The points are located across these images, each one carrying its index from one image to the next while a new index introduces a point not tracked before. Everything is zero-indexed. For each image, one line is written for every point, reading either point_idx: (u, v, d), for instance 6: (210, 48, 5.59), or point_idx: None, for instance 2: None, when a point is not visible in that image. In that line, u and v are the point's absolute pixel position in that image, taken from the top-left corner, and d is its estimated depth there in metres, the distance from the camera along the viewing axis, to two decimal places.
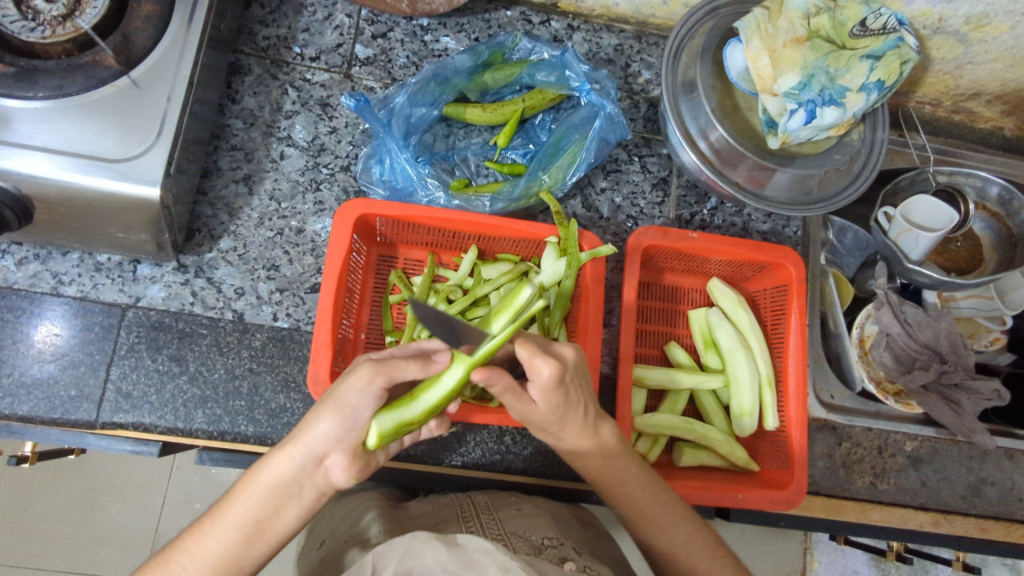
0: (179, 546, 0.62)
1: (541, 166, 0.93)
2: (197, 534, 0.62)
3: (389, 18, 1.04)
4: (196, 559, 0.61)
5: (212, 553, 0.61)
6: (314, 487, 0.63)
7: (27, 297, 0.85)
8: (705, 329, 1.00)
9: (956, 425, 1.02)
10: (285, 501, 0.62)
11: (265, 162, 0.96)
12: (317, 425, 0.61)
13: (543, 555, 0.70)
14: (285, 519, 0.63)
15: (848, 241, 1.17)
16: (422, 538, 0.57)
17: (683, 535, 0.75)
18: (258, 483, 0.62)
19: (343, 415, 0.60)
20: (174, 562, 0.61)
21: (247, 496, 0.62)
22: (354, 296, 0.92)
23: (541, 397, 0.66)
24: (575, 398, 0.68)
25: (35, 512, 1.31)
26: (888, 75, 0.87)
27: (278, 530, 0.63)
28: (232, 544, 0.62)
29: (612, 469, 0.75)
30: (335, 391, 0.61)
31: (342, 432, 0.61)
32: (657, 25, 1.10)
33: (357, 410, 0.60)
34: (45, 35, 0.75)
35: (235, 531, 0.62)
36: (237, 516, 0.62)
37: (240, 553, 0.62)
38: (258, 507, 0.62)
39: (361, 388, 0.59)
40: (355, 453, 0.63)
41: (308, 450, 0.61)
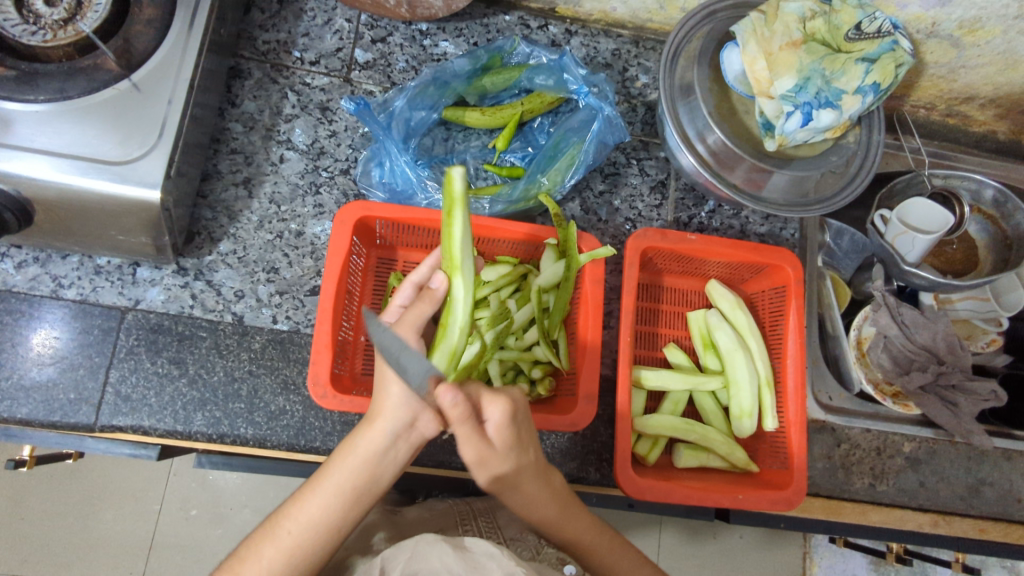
0: (283, 513, 0.63)
1: (540, 168, 0.94)
2: (299, 500, 0.63)
3: (389, 23, 1.05)
4: (299, 523, 0.62)
5: (316, 520, 0.62)
6: (410, 443, 0.66)
7: (26, 300, 0.85)
8: (705, 330, 1.00)
9: (953, 425, 1.02)
10: (386, 461, 0.65)
11: (265, 165, 0.96)
12: (392, 392, 0.65)
13: (542, 557, 0.73)
14: (383, 478, 0.65)
15: (845, 244, 1.18)
16: (428, 541, 0.57)
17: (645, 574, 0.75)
18: (353, 450, 0.64)
19: (409, 377, 0.64)
20: (280, 528, 0.62)
21: (347, 463, 0.64)
22: (354, 298, 0.92)
23: (496, 436, 0.64)
24: (526, 440, 0.67)
25: (32, 519, 1.30)
26: (883, 78, 0.87)
27: (374, 491, 0.65)
28: (332, 506, 0.62)
29: (570, 516, 0.72)
30: (389, 366, 0.66)
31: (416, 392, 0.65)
32: (654, 30, 1.12)
33: (417, 370, 0.65)
34: (45, 38, 0.75)
35: (333, 498, 0.63)
36: (339, 483, 0.63)
37: (339, 516, 0.63)
38: (356, 473, 0.64)
39: (400, 349, 0.65)
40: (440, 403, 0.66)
41: (392, 413, 0.65)
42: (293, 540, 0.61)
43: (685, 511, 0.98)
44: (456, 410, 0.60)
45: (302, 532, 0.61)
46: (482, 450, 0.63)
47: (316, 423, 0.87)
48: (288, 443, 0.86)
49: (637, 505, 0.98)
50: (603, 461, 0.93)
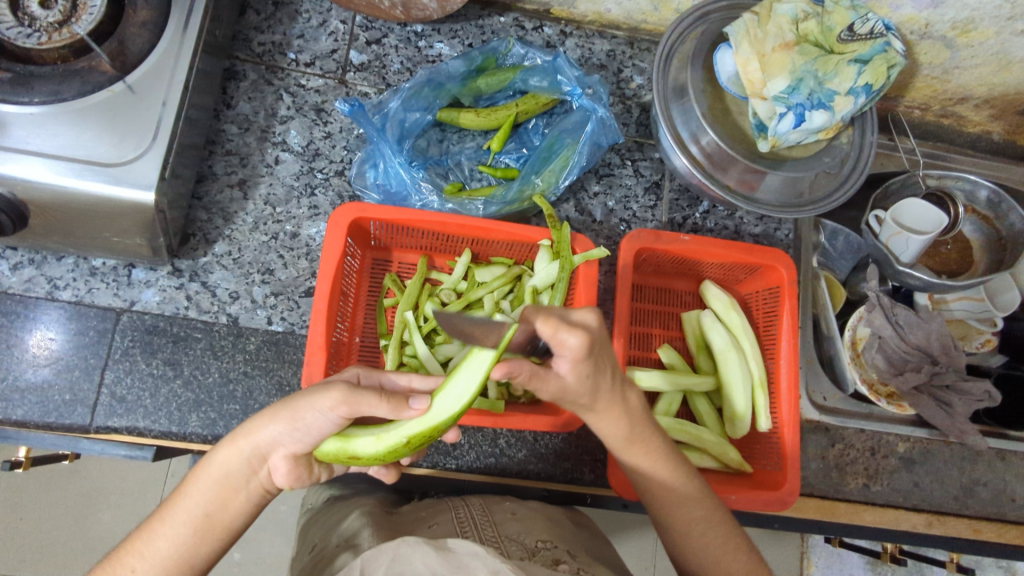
0: (130, 546, 0.62)
1: (534, 170, 0.94)
2: (150, 530, 0.63)
3: (384, 24, 1.05)
4: (148, 557, 0.61)
5: (163, 551, 0.62)
6: (260, 484, 0.65)
7: (22, 302, 0.85)
8: (698, 331, 1.01)
9: (948, 425, 1.03)
10: (235, 497, 0.64)
11: (260, 167, 0.96)
12: (268, 425, 0.62)
13: (537, 558, 0.69)
14: (233, 513, 0.64)
15: (840, 245, 1.18)
16: (410, 543, 0.58)
17: (701, 511, 0.73)
18: (208, 477, 0.63)
19: (296, 427, 0.61)
20: (125, 563, 0.61)
21: (199, 490, 0.63)
22: (348, 299, 0.92)
23: (570, 369, 0.61)
24: (605, 364, 0.65)
25: (29, 520, 1.30)
26: (875, 79, 0.88)
27: (228, 525, 0.65)
28: (181, 537, 0.62)
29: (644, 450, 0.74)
30: (292, 402, 0.61)
31: (290, 439, 0.62)
32: (648, 31, 1.12)
33: (310, 427, 0.61)
34: (41, 41, 0.76)
35: (185, 526, 0.63)
36: (188, 512, 0.63)
37: (191, 548, 0.63)
38: (209, 502, 0.63)
39: (323, 409, 0.59)
40: (300, 457, 0.64)
41: (254, 446, 0.63)
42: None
43: None
44: (518, 376, 0.63)
45: (150, 567, 0.61)
46: (559, 385, 0.64)
47: None
48: None
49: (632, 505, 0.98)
50: (597, 462, 0.94)
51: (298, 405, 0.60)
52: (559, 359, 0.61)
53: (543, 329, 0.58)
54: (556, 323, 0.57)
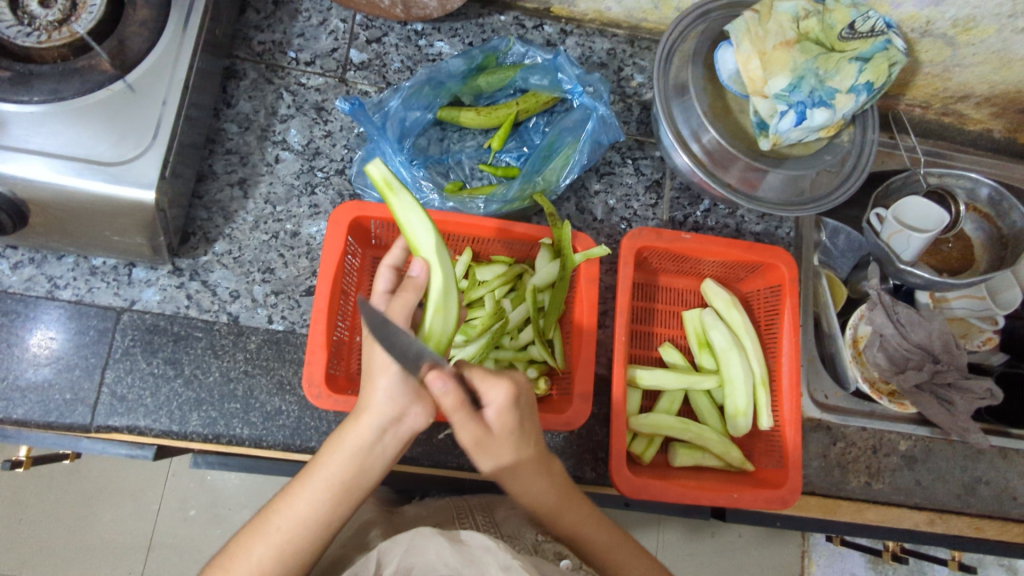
0: (273, 509, 0.61)
1: (534, 168, 0.94)
2: (290, 497, 0.61)
3: (384, 23, 1.05)
4: (289, 519, 0.60)
5: (306, 512, 0.60)
6: (397, 438, 0.64)
7: (22, 301, 0.85)
8: (700, 330, 1.00)
9: (950, 423, 1.02)
10: (371, 458, 0.62)
11: (260, 165, 0.96)
12: (376, 384, 0.63)
13: (541, 554, 0.70)
14: (373, 472, 0.63)
15: (840, 244, 1.18)
16: (425, 534, 0.57)
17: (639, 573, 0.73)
18: (341, 448, 0.62)
19: (393, 371, 0.62)
20: (269, 524, 0.60)
21: (336, 456, 0.62)
22: (349, 297, 0.92)
23: (496, 420, 0.63)
24: (526, 427, 0.67)
25: (30, 519, 1.30)
26: (877, 77, 0.88)
27: (364, 486, 0.63)
28: (322, 500, 0.61)
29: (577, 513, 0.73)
30: (378, 355, 0.63)
31: (398, 384, 0.62)
32: (648, 29, 1.12)
33: (401, 364, 0.62)
34: (41, 40, 0.75)
35: (325, 491, 0.61)
36: (326, 476, 0.61)
37: (329, 510, 0.61)
38: (343, 469, 0.61)
39: (388, 343, 0.63)
40: (426, 397, 0.64)
41: (377, 409, 0.62)
42: (281, 536, 0.59)
43: (681, 510, 0.98)
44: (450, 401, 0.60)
45: (291, 529, 0.60)
46: (479, 434, 0.63)
47: (312, 422, 0.87)
48: (283, 443, 0.86)
49: (634, 504, 0.98)
50: (598, 460, 0.93)
51: (376, 352, 0.64)
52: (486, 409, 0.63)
53: (472, 375, 0.63)
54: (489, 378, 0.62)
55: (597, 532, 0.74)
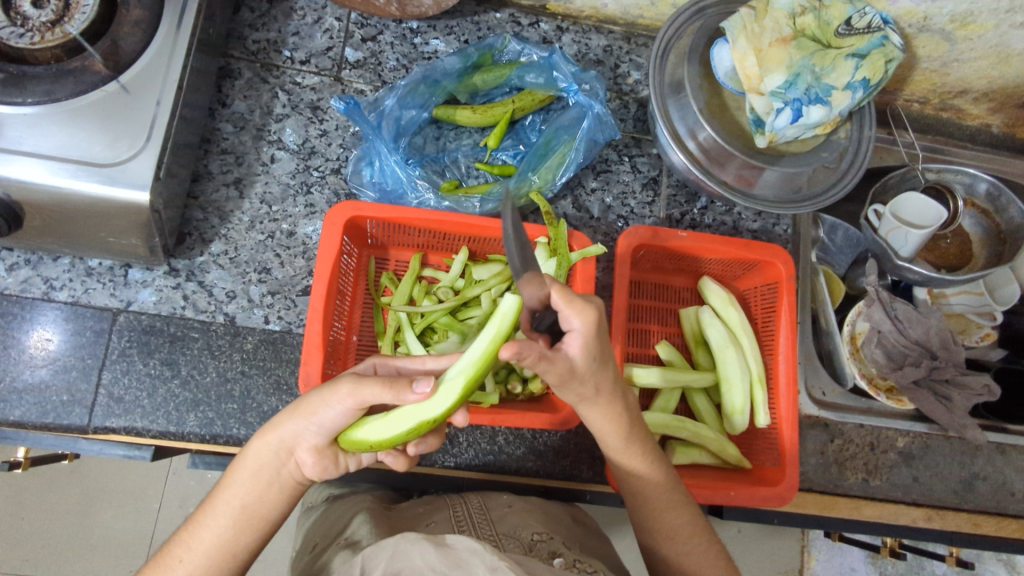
0: (177, 540, 0.64)
1: (531, 166, 0.94)
2: (193, 527, 0.64)
3: (379, 21, 1.04)
4: (192, 552, 0.63)
5: (208, 542, 0.63)
6: (288, 478, 0.66)
7: (19, 302, 0.85)
8: (697, 328, 1.00)
9: (947, 420, 1.02)
10: (268, 491, 0.65)
11: (256, 165, 0.96)
12: (289, 421, 0.63)
13: (534, 553, 0.69)
14: (270, 507, 0.65)
15: (839, 239, 1.17)
16: (411, 539, 0.57)
17: (688, 518, 0.75)
18: (242, 471, 0.64)
19: (311, 422, 0.62)
20: (173, 555, 0.63)
21: (235, 483, 0.64)
22: (345, 298, 0.92)
23: (581, 349, 0.62)
24: (607, 356, 0.66)
25: (30, 519, 1.31)
26: (873, 74, 0.87)
27: (267, 518, 0.66)
28: (224, 530, 0.64)
29: (660, 484, 0.75)
30: (310, 397, 0.62)
31: (308, 434, 0.63)
32: (645, 26, 1.11)
33: (323, 419, 0.61)
34: (34, 41, 0.75)
35: (228, 521, 0.64)
36: (228, 505, 0.64)
37: (233, 539, 0.64)
38: (247, 495, 0.64)
39: (329, 400, 0.60)
40: (322, 451, 0.65)
41: (279, 442, 0.64)
42: (184, 568, 0.62)
43: None
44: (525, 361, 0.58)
45: (196, 561, 0.62)
46: (567, 368, 0.62)
47: None
48: None
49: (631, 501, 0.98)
50: (596, 459, 0.93)
51: (311, 400, 0.61)
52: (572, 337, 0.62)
53: (558, 300, 0.61)
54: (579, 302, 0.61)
55: (663, 492, 0.75)
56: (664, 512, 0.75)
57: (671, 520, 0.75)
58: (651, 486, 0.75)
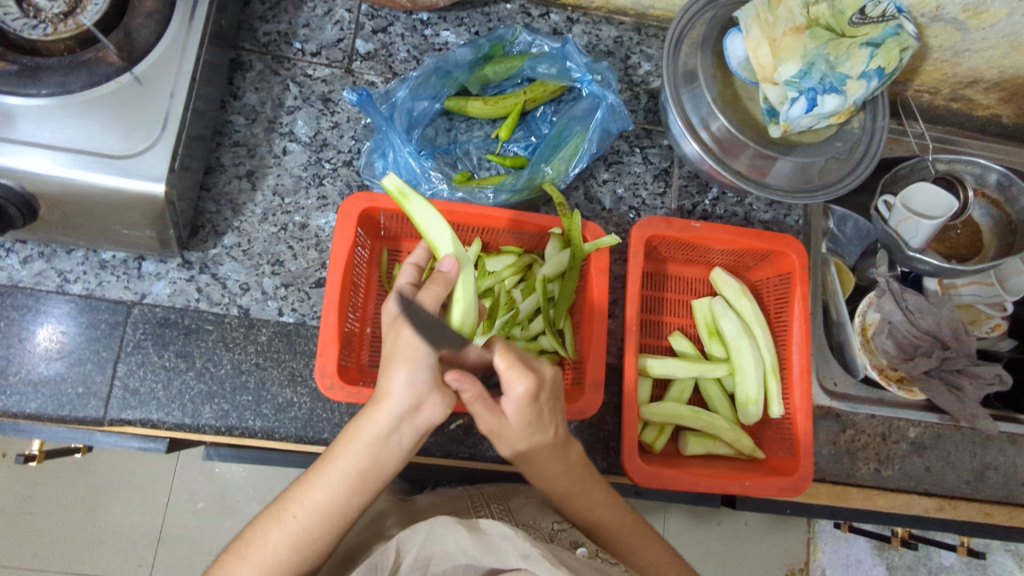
0: (291, 495, 0.64)
1: (543, 157, 0.93)
2: (304, 486, 0.64)
3: (389, 12, 1.04)
4: (306, 508, 0.63)
5: (320, 502, 0.63)
6: (415, 429, 0.63)
7: (33, 295, 0.85)
8: (709, 319, 1.00)
9: (959, 410, 1.03)
10: (388, 450, 0.63)
11: (268, 157, 0.96)
12: (394, 375, 0.62)
13: (556, 543, 0.72)
14: (389, 464, 0.64)
15: (848, 230, 1.18)
16: (444, 521, 0.57)
17: (654, 556, 0.76)
18: (356, 439, 0.63)
19: (414, 358, 0.61)
20: (286, 511, 0.63)
21: (350, 451, 0.63)
22: (359, 290, 0.92)
23: (514, 412, 0.64)
24: (547, 419, 0.67)
25: (41, 513, 1.31)
26: (888, 62, 0.87)
27: (382, 476, 0.64)
28: (339, 491, 0.63)
29: (624, 524, 0.77)
30: (399, 343, 0.62)
31: (420, 374, 0.61)
32: (655, 16, 1.11)
33: (423, 350, 0.62)
34: (47, 33, 0.75)
35: (343, 484, 0.63)
36: (343, 468, 0.63)
37: (345, 500, 0.64)
38: (361, 459, 0.63)
39: (414, 330, 0.62)
40: (443, 387, 0.63)
41: (394, 399, 0.62)
42: (298, 524, 0.62)
43: (692, 497, 0.99)
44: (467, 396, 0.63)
45: (309, 518, 0.63)
46: (498, 423, 0.65)
47: (323, 414, 0.87)
48: (296, 435, 0.86)
49: (644, 492, 0.98)
50: (610, 451, 0.92)
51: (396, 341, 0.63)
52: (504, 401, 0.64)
53: (499, 363, 0.63)
54: (514, 362, 0.63)
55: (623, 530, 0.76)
56: (635, 549, 0.76)
57: (639, 560, 0.75)
58: (608, 530, 0.76)
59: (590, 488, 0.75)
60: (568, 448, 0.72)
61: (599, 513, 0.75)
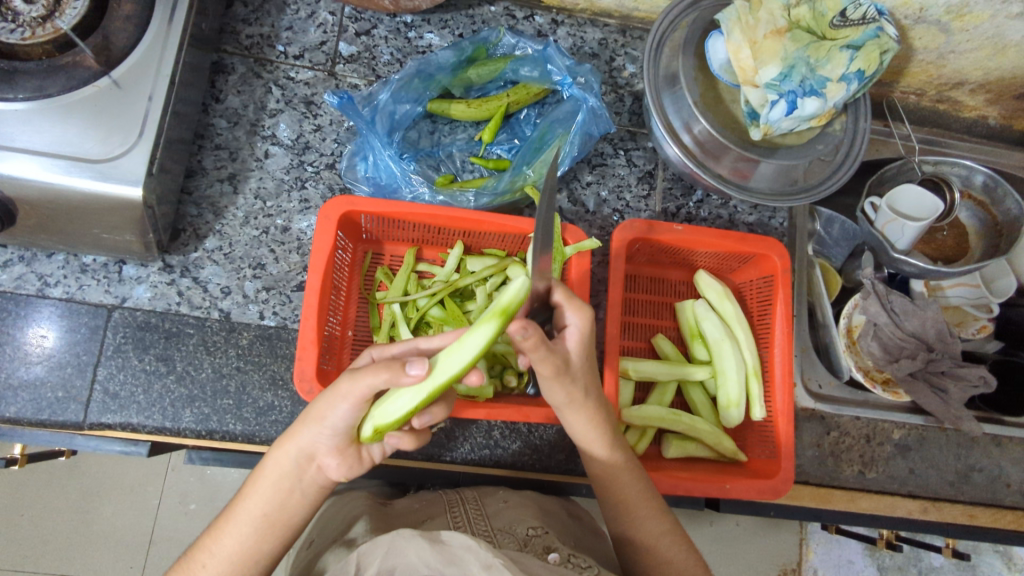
0: (201, 546, 0.65)
1: (525, 160, 0.93)
2: (216, 533, 0.65)
3: (373, 15, 1.04)
4: (215, 557, 0.64)
5: (229, 549, 0.64)
6: (313, 482, 0.67)
7: (13, 299, 0.85)
8: (692, 321, 1.00)
9: (942, 412, 1.03)
10: (290, 499, 0.66)
11: (250, 161, 0.96)
12: (303, 431, 0.64)
13: (529, 548, 0.70)
14: (293, 512, 0.66)
15: (835, 232, 1.16)
16: (406, 535, 0.59)
17: (664, 524, 0.77)
18: (263, 480, 0.65)
19: (324, 427, 0.63)
20: (196, 561, 0.64)
21: (258, 492, 0.65)
22: (340, 293, 0.92)
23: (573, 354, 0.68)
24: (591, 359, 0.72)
25: (30, 515, 1.31)
26: (868, 65, 0.86)
27: (288, 522, 0.66)
28: (246, 538, 0.65)
29: (637, 494, 0.77)
30: (317, 403, 0.63)
31: (326, 438, 0.64)
32: (640, 18, 1.11)
33: (335, 421, 0.62)
34: (25, 36, 0.74)
35: (250, 529, 0.65)
36: (251, 513, 0.65)
37: (254, 546, 0.65)
38: (266, 503, 0.65)
39: (334, 402, 0.61)
40: (343, 452, 0.66)
41: (301, 449, 0.64)
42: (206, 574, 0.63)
43: (675, 499, 0.99)
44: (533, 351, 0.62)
45: (216, 567, 0.64)
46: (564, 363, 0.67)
47: None
48: (277, 438, 0.86)
49: None
50: None
51: (319, 404, 0.62)
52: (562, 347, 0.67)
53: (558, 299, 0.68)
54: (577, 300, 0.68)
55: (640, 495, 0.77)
56: (642, 518, 0.76)
57: (651, 528, 0.76)
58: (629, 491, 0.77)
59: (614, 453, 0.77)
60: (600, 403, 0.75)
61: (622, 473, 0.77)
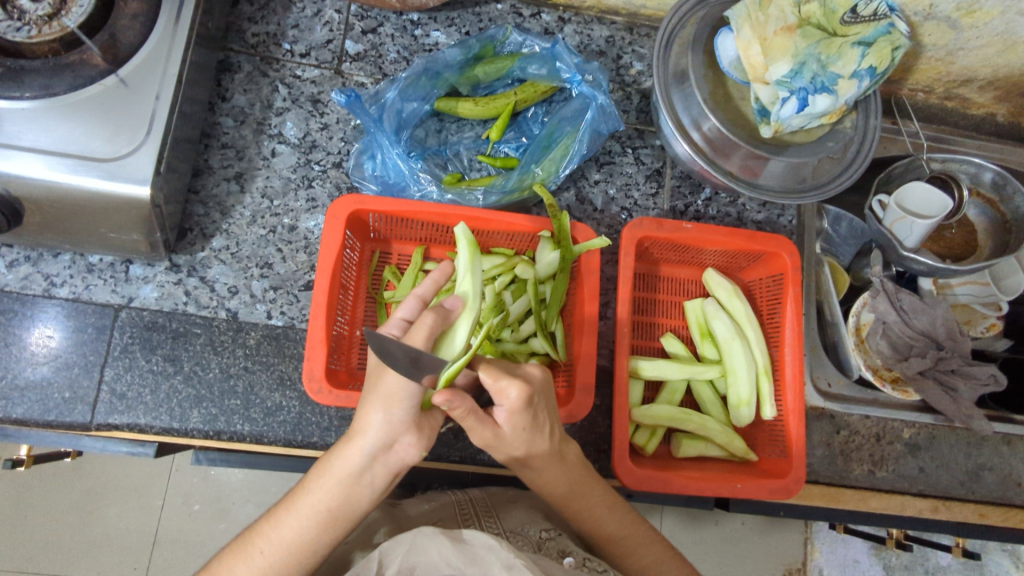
0: (257, 530, 0.64)
1: (533, 159, 0.93)
2: (274, 520, 0.64)
3: (379, 13, 1.03)
4: (274, 544, 0.63)
5: (289, 538, 0.63)
6: (386, 469, 0.65)
7: (20, 299, 0.85)
8: (702, 320, 0.99)
9: (953, 410, 1.02)
10: (360, 489, 0.64)
11: (256, 159, 0.95)
12: (372, 415, 0.63)
13: (543, 552, 0.70)
14: (360, 504, 0.64)
15: (843, 231, 1.18)
16: (428, 532, 0.58)
17: (651, 555, 0.77)
18: (330, 476, 0.64)
19: (393, 402, 0.63)
20: (254, 547, 0.63)
21: (324, 487, 0.63)
22: (347, 292, 0.91)
23: (506, 422, 0.65)
24: (542, 421, 0.67)
25: (35, 516, 1.31)
26: (880, 62, 0.86)
27: (351, 516, 0.65)
28: (307, 529, 0.63)
29: (615, 529, 0.77)
30: (381, 382, 0.64)
31: (396, 414, 0.63)
32: (647, 16, 1.10)
33: (403, 393, 0.63)
34: (31, 35, 0.74)
35: (312, 520, 0.63)
36: (312, 507, 0.63)
37: (312, 538, 0.63)
38: (331, 496, 0.63)
39: (401, 373, 0.63)
40: (419, 428, 0.66)
41: (371, 437, 0.63)
42: (265, 560, 0.62)
43: (685, 499, 0.98)
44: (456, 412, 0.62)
45: (276, 555, 0.62)
46: (491, 434, 0.65)
47: (312, 418, 0.87)
48: (285, 438, 0.86)
49: (637, 494, 0.98)
50: (602, 453, 0.92)
51: (382, 380, 0.63)
52: (497, 410, 0.65)
53: (486, 378, 0.64)
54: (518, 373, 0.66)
55: (619, 526, 0.77)
56: (629, 550, 0.77)
57: (639, 560, 0.76)
58: (608, 529, 0.76)
59: (578, 491, 0.75)
60: (562, 451, 0.72)
61: (596, 512, 0.76)
